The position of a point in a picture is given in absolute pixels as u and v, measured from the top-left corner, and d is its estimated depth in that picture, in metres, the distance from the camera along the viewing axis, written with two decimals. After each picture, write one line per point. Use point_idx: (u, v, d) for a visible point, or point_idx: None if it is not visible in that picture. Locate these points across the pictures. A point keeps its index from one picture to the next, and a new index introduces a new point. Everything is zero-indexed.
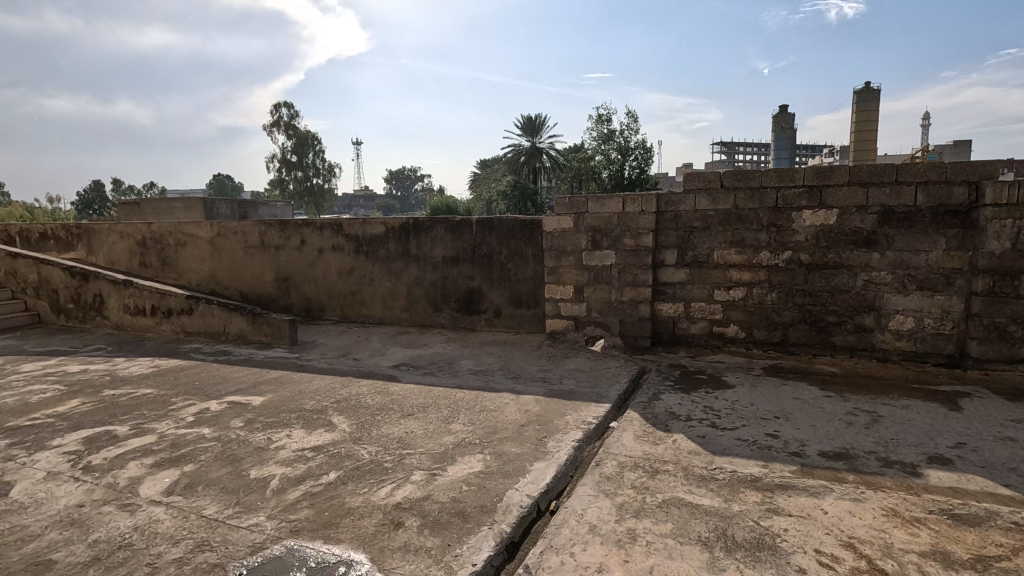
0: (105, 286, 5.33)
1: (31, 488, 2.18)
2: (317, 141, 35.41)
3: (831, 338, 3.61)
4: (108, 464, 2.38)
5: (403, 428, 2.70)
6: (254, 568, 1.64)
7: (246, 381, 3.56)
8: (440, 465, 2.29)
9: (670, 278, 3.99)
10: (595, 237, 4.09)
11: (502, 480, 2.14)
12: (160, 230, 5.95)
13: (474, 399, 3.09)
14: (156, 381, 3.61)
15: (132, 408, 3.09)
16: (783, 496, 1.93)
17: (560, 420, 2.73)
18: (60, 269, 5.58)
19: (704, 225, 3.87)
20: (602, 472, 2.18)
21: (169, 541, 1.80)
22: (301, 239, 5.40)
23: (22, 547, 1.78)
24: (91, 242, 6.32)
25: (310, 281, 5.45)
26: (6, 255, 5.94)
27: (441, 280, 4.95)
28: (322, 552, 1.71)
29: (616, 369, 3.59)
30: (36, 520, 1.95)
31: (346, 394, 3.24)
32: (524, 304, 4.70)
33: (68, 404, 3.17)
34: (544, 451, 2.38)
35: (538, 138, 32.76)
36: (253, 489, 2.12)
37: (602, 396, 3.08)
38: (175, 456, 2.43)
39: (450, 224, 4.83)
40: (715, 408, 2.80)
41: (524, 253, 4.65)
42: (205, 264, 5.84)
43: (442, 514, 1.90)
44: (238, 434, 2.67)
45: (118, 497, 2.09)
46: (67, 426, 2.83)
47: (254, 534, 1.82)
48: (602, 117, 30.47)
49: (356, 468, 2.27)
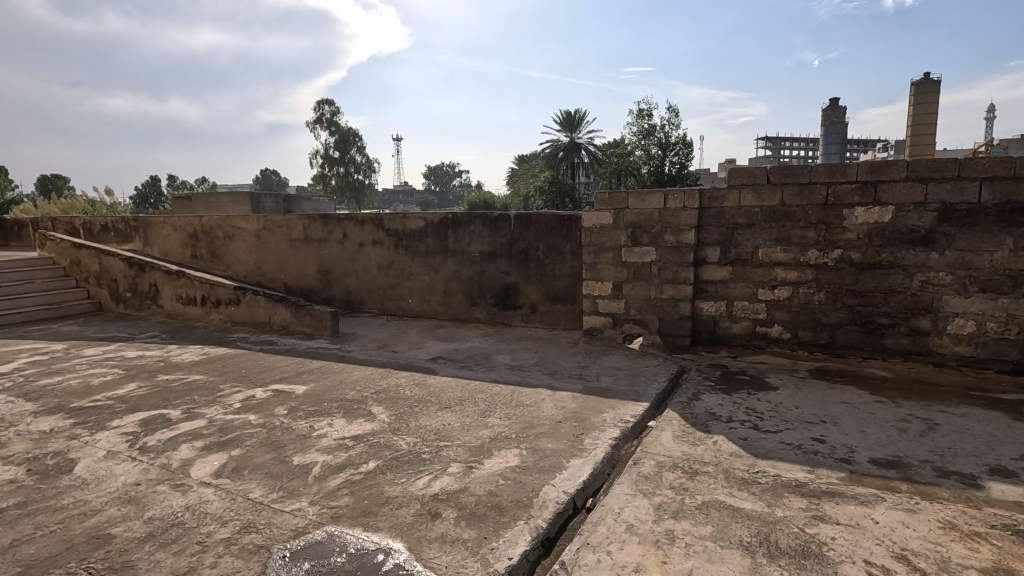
0: (160, 276, 5.58)
1: (92, 465, 2.30)
2: (358, 138, 36.20)
3: (883, 341, 3.46)
4: (162, 445, 2.49)
5: (441, 420, 2.73)
6: (297, 551, 1.69)
7: (290, 370, 3.68)
8: (477, 458, 2.30)
9: (712, 277, 3.90)
10: (635, 233, 4.03)
11: (537, 475, 2.14)
12: (210, 223, 6.18)
13: (510, 394, 3.10)
14: (206, 368, 3.76)
15: (184, 393, 3.23)
16: (831, 504, 1.86)
17: (597, 417, 2.71)
18: (119, 260, 5.88)
19: (748, 222, 3.76)
20: (639, 471, 2.15)
21: (218, 521, 1.87)
22: (342, 232, 5.52)
23: (84, 521, 1.88)
24: (147, 235, 6.62)
25: (350, 274, 5.57)
26: (70, 245, 6.30)
27: (478, 275, 4.97)
28: (362, 539, 1.75)
29: (654, 368, 3.54)
30: (97, 496, 2.06)
31: (386, 385, 3.31)
32: (561, 300, 4.68)
33: (126, 388, 3.34)
34: (580, 448, 2.37)
35: (576, 134, 32.58)
36: (296, 475, 2.19)
37: (639, 395, 3.04)
38: (224, 441, 2.53)
39: (488, 219, 4.84)
40: (757, 410, 2.72)
41: (562, 249, 4.62)
42: (252, 257, 6.04)
43: (479, 507, 1.92)
44: (281, 422, 2.76)
45: (171, 478, 2.18)
46: (125, 408, 2.98)
47: (297, 518, 1.88)
48: (643, 112, 30.03)
49: (395, 459, 2.31)
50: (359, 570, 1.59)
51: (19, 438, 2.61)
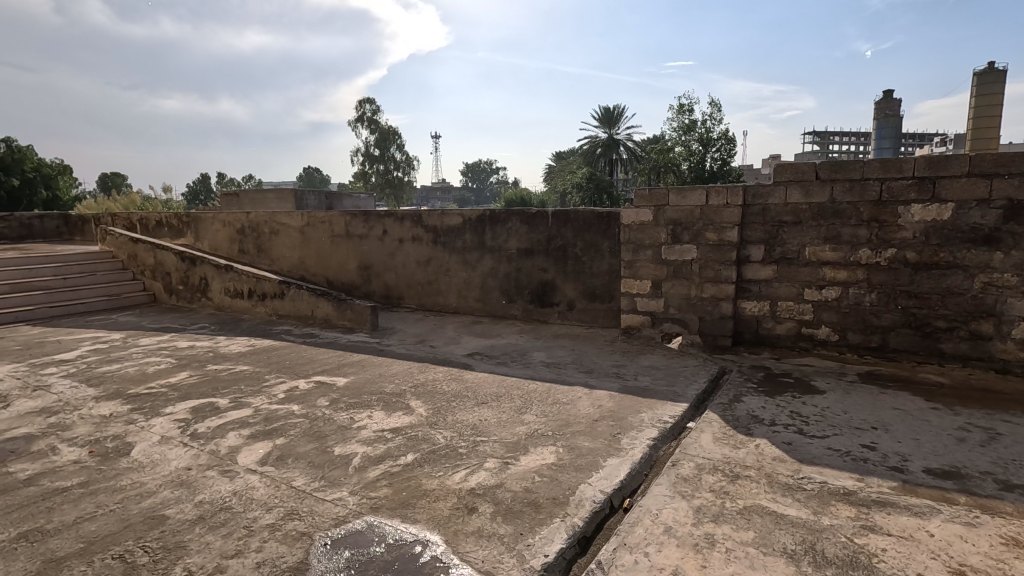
0: (209, 270, 5.80)
1: (148, 449, 2.42)
2: (397, 136, 36.77)
3: (939, 346, 3.29)
4: (212, 433, 2.60)
5: (477, 415, 2.75)
6: (337, 539, 1.73)
7: (331, 363, 3.77)
8: (513, 454, 2.31)
9: (755, 276, 3.79)
10: (675, 230, 3.96)
11: (574, 473, 2.12)
12: (257, 219, 6.39)
13: (547, 391, 3.10)
14: (252, 359, 3.90)
15: (232, 382, 3.36)
16: (881, 514, 1.78)
17: (634, 417, 2.68)
18: (172, 254, 6.14)
19: (795, 220, 3.63)
20: (678, 473, 2.11)
21: (263, 507, 1.94)
22: (382, 229, 5.62)
23: (140, 502, 1.98)
24: (198, 230, 6.90)
25: (390, 269, 5.67)
26: (128, 240, 6.62)
27: (515, 272, 4.98)
28: (400, 530, 1.78)
29: (694, 368, 3.47)
30: (152, 479, 2.16)
31: (423, 379, 3.35)
32: (598, 298, 4.64)
33: (178, 376, 3.50)
34: (617, 448, 2.34)
35: (615, 130, 32.20)
36: (337, 465, 2.24)
37: (678, 395, 2.98)
38: (269, 430, 2.62)
39: (526, 216, 4.84)
40: (802, 414, 2.63)
41: (600, 246, 4.58)
42: (295, 252, 6.21)
43: (515, 503, 1.92)
44: (323, 413, 2.83)
45: (220, 464, 2.27)
46: (178, 396, 3.12)
47: (338, 507, 1.93)
48: (683, 107, 29.42)
49: (432, 452, 2.34)
50: (398, 561, 1.62)
51: (82, 421, 2.77)
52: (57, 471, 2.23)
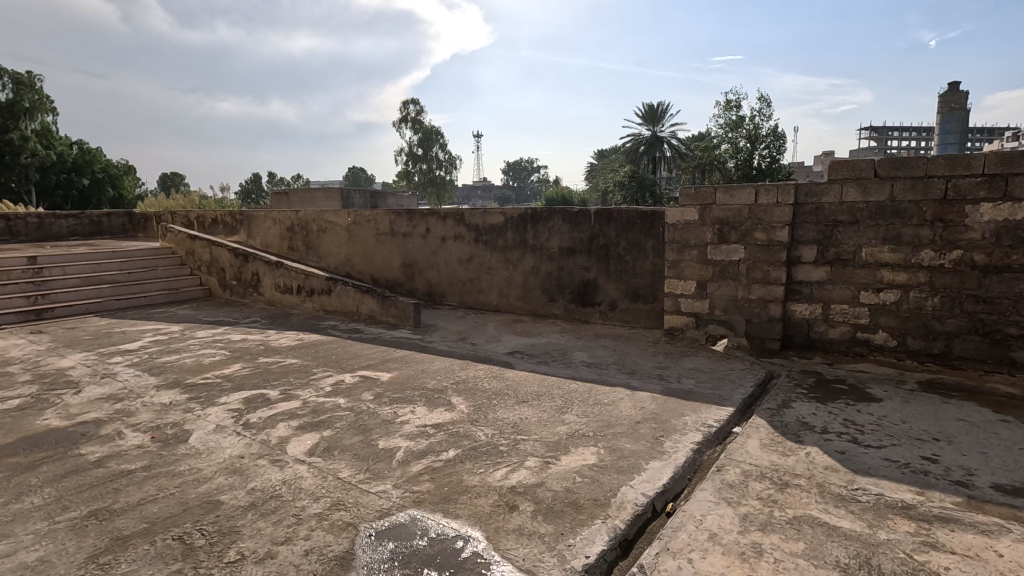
0: (261, 266, 6.04)
1: (204, 437, 2.54)
2: (439, 136, 37.23)
3: (1010, 354, 3.09)
4: (263, 423, 2.70)
5: (518, 413, 2.76)
6: (381, 531, 1.77)
7: (375, 358, 3.86)
8: (554, 453, 2.30)
9: (807, 277, 3.65)
10: (722, 230, 3.85)
11: (615, 475, 2.10)
12: (306, 217, 6.59)
13: (588, 392, 3.08)
14: (301, 352, 4.03)
15: (282, 375, 3.48)
16: (944, 530, 1.69)
17: (678, 420, 2.62)
18: (227, 251, 6.41)
19: (851, 219, 3.48)
20: (724, 479, 2.06)
21: (311, 497, 2.00)
22: (425, 227, 5.70)
23: (198, 487, 2.08)
24: (250, 228, 7.18)
25: (432, 267, 5.75)
26: (186, 237, 6.95)
27: (556, 271, 4.96)
28: (442, 524, 1.80)
29: (740, 371, 3.37)
30: (208, 465, 2.27)
31: (464, 376, 3.39)
32: (641, 298, 4.57)
33: (232, 368, 3.65)
34: (660, 450, 2.31)
35: (658, 127, 31.63)
36: (381, 458, 2.29)
37: (724, 399, 2.90)
38: (316, 422, 2.70)
39: (568, 214, 4.81)
40: (857, 422, 2.52)
41: (644, 246, 4.51)
42: (342, 249, 6.37)
43: (556, 502, 1.92)
44: (368, 407, 2.90)
45: (270, 453, 2.36)
46: (231, 386, 3.26)
47: (382, 500, 1.97)
48: (731, 104, 28.61)
49: (473, 449, 2.36)
50: (439, 555, 1.64)
51: (144, 408, 2.93)
52: (122, 455, 2.37)
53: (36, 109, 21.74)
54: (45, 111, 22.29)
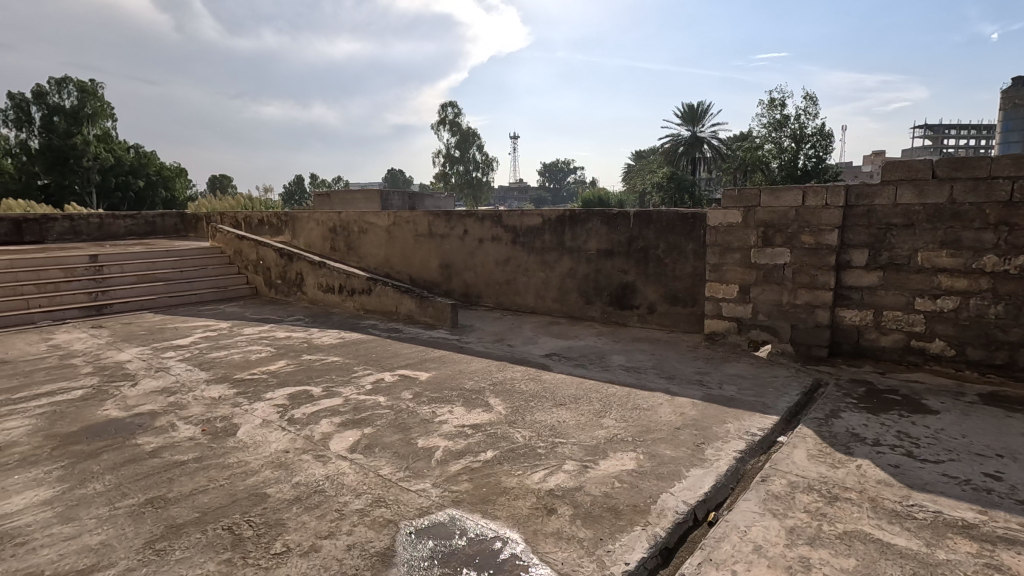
0: (304, 266, 6.21)
1: (252, 431, 2.63)
2: (476, 138, 37.53)
3: None
4: (307, 419, 2.77)
5: (556, 416, 2.75)
6: (421, 530, 1.79)
7: (414, 358, 3.91)
8: (592, 458, 2.29)
9: (856, 282, 3.51)
10: (767, 233, 3.75)
11: (655, 481, 2.07)
12: (347, 218, 6.74)
13: (626, 396, 3.04)
14: (342, 350, 4.13)
15: (324, 372, 3.57)
16: (1009, 553, 1.60)
17: (720, 427, 2.57)
18: (272, 250, 6.62)
19: (906, 222, 3.33)
20: (769, 490, 2.00)
21: (353, 493, 2.04)
22: (463, 228, 5.75)
23: (247, 479, 2.16)
24: (294, 228, 7.39)
25: (469, 268, 5.79)
26: (235, 237, 7.21)
27: (594, 273, 4.93)
28: (481, 525, 1.81)
29: (785, 379, 3.27)
30: (255, 459, 2.34)
31: (502, 378, 3.40)
32: (681, 302, 4.49)
33: (277, 364, 3.77)
34: (701, 458, 2.26)
35: (698, 127, 31.08)
36: (421, 457, 2.32)
37: (768, 407, 2.82)
38: (358, 419, 2.76)
39: (607, 216, 4.77)
40: (912, 435, 2.41)
41: (684, 248, 4.43)
42: (381, 250, 6.49)
43: (594, 507, 1.90)
44: (407, 405, 2.95)
45: (314, 448, 2.43)
46: (277, 382, 3.36)
47: (422, 498, 2.00)
48: (775, 103, 27.89)
49: (511, 450, 2.36)
50: (479, 556, 1.65)
51: (196, 401, 3.05)
52: (176, 446, 2.47)
53: (98, 116, 22.98)
54: (107, 117, 23.54)
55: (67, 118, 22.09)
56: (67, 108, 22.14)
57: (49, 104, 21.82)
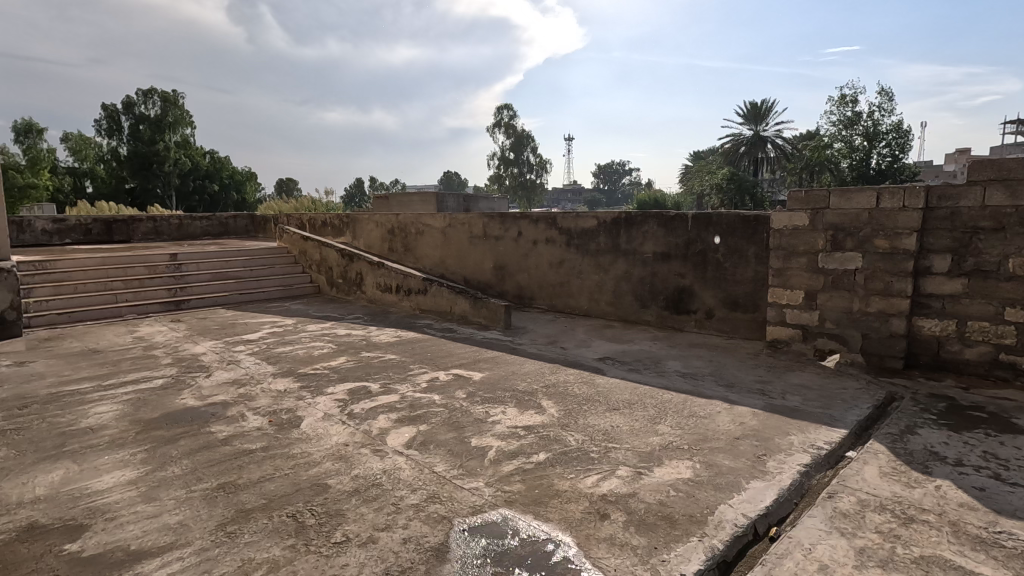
0: (364, 266, 6.43)
1: (314, 424, 2.74)
2: (531, 140, 37.65)
3: None
4: (365, 414, 2.87)
5: (609, 421, 2.72)
6: (474, 528, 1.82)
7: (468, 358, 3.97)
8: (646, 464, 2.25)
9: (937, 290, 3.28)
10: (837, 236, 3.56)
11: (712, 492, 2.01)
12: (405, 220, 6.92)
13: (682, 403, 2.97)
14: (399, 349, 4.24)
15: (382, 369, 3.68)
16: None
17: (783, 439, 2.46)
18: (334, 251, 6.89)
19: (995, 226, 3.08)
20: (836, 507, 1.90)
21: (409, 488, 2.10)
22: (517, 230, 5.78)
23: (309, 469, 2.26)
24: (355, 230, 7.66)
25: (523, 270, 5.82)
26: (300, 238, 7.55)
27: (649, 277, 4.84)
28: (533, 527, 1.81)
29: (855, 391, 3.09)
30: (317, 450, 2.45)
31: (555, 380, 3.39)
32: (741, 307, 4.34)
33: (338, 360, 3.92)
34: (762, 470, 2.17)
35: (761, 126, 29.92)
36: (474, 456, 2.35)
37: (835, 420, 2.68)
38: (413, 416, 2.83)
39: (664, 218, 4.67)
40: (1000, 457, 2.22)
41: (745, 252, 4.28)
42: (437, 251, 6.62)
43: (648, 514, 1.87)
44: (461, 404, 2.99)
45: (372, 443, 2.51)
46: (337, 378, 3.49)
47: (475, 497, 2.02)
48: (846, 100, 26.49)
49: (564, 453, 2.36)
50: (531, 557, 1.66)
51: (263, 394, 3.22)
52: (245, 435, 2.62)
53: (179, 124, 24.63)
54: (186, 125, 25.19)
55: (151, 126, 23.79)
56: (152, 117, 23.86)
57: (136, 113, 23.56)
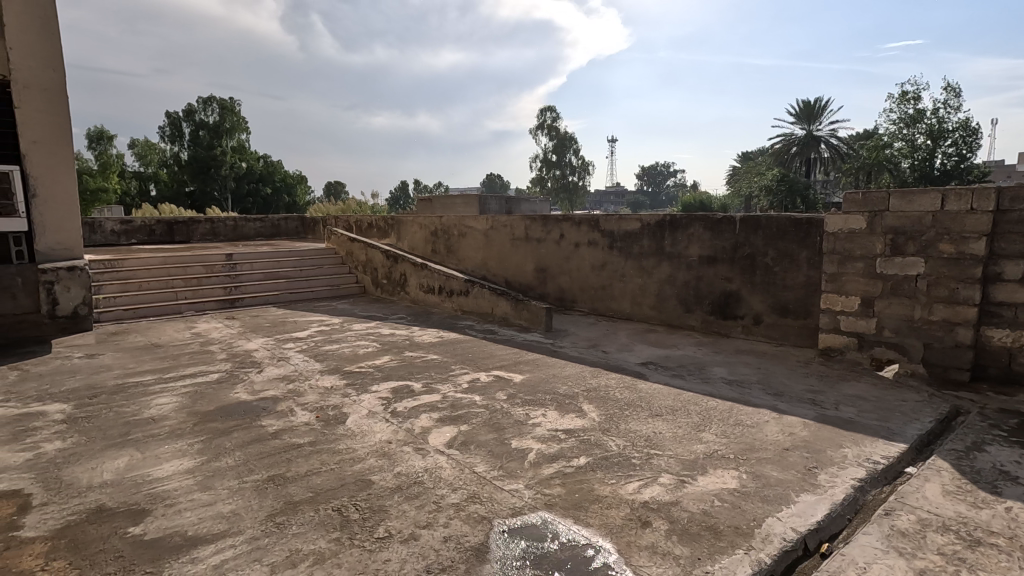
0: (408, 268, 6.55)
1: (359, 421, 2.81)
2: (574, 142, 37.51)
3: None
4: (408, 412, 2.92)
5: (652, 427, 2.67)
6: (513, 529, 1.82)
7: (509, 359, 3.98)
8: (690, 472, 2.19)
9: (1009, 298, 3.08)
10: (897, 241, 3.39)
11: (760, 504, 1.95)
12: (448, 222, 7.02)
13: (728, 411, 2.89)
14: (441, 349, 4.30)
15: (424, 369, 3.74)
16: None
17: (836, 452, 2.36)
18: (379, 252, 7.05)
19: None
20: (894, 525, 1.81)
21: (450, 487, 2.12)
22: (559, 233, 5.76)
23: (354, 465, 2.32)
24: (399, 232, 7.81)
25: (565, 273, 5.80)
26: (347, 240, 7.77)
27: (695, 281, 4.73)
28: (573, 531, 1.80)
29: (916, 403, 2.93)
30: (361, 446, 2.51)
31: (596, 384, 3.36)
32: (792, 314, 4.19)
33: (382, 359, 4.00)
34: (813, 483, 2.09)
35: (814, 125, 28.82)
36: (514, 458, 2.36)
37: (894, 434, 2.54)
38: (455, 416, 2.86)
39: (710, 221, 4.57)
40: None
41: (796, 256, 4.13)
42: (479, 253, 6.67)
43: (692, 524, 1.83)
44: (502, 406, 3.01)
45: (414, 441, 2.55)
46: (381, 376, 3.57)
47: (515, 499, 2.02)
48: (908, 97, 25.21)
49: (605, 458, 2.33)
50: (570, 561, 1.65)
51: (311, 390, 3.33)
52: (293, 430, 2.71)
53: (236, 129, 25.77)
54: (242, 131, 26.33)
55: (211, 132, 25.00)
56: (211, 123, 25.06)
57: (196, 120, 24.78)
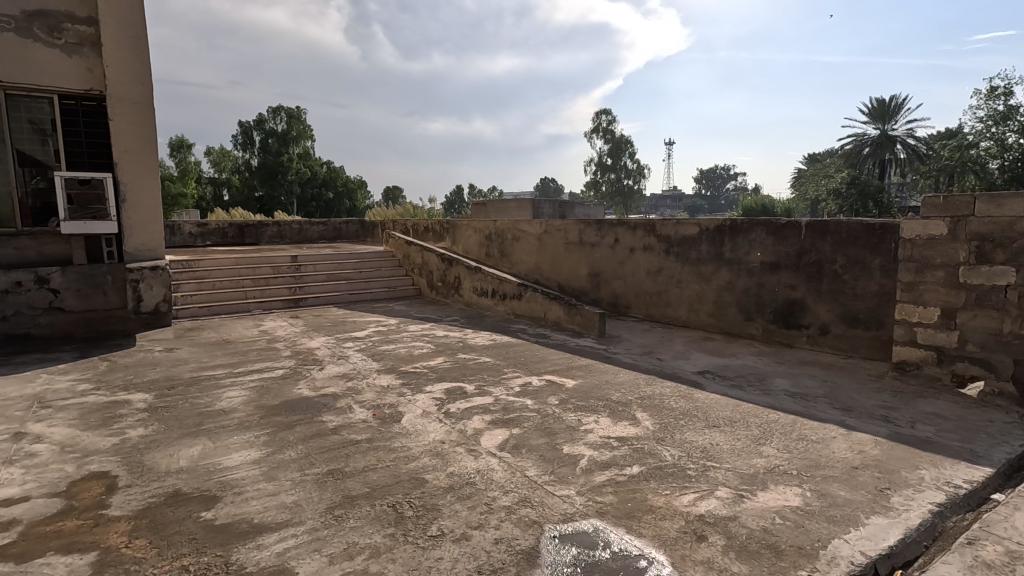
0: (462, 271, 6.66)
1: (414, 420, 2.88)
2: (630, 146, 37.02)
3: None
4: (461, 413, 2.96)
5: (709, 438, 2.59)
6: (564, 535, 1.81)
7: (561, 364, 3.97)
8: (749, 487, 2.11)
9: None
10: (983, 248, 3.14)
11: (825, 524, 1.85)
12: (502, 226, 7.07)
13: (791, 424, 2.76)
14: (494, 352, 4.34)
15: (477, 371, 3.78)
16: None
17: (911, 473, 2.21)
18: (434, 255, 7.19)
19: None
20: (977, 556, 1.67)
21: (501, 489, 2.13)
22: (614, 237, 5.70)
23: (408, 463, 2.38)
24: (455, 235, 7.95)
25: (619, 278, 5.72)
26: (404, 243, 7.97)
27: (755, 288, 4.56)
28: (625, 541, 1.78)
29: (1003, 424, 2.70)
30: (416, 445, 2.57)
31: (650, 392, 3.29)
32: (862, 324, 3.96)
33: (435, 360, 4.08)
34: (885, 505, 1.96)
35: (889, 125, 27.20)
36: (566, 463, 2.35)
37: (979, 457, 2.35)
38: (506, 419, 2.88)
39: (774, 226, 4.39)
40: None
41: (868, 264, 3.90)
42: (532, 257, 6.69)
43: (751, 541, 1.76)
44: (553, 411, 3.00)
45: (467, 442, 2.58)
46: (435, 377, 3.64)
47: (567, 505, 2.01)
48: (997, 92, 23.38)
49: (659, 468, 2.28)
50: (622, 571, 1.62)
51: (368, 388, 3.43)
52: (351, 426, 2.80)
53: (302, 137, 27.02)
54: (308, 138, 27.56)
55: (279, 140, 26.32)
56: (279, 131, 26.38)
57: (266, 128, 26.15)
